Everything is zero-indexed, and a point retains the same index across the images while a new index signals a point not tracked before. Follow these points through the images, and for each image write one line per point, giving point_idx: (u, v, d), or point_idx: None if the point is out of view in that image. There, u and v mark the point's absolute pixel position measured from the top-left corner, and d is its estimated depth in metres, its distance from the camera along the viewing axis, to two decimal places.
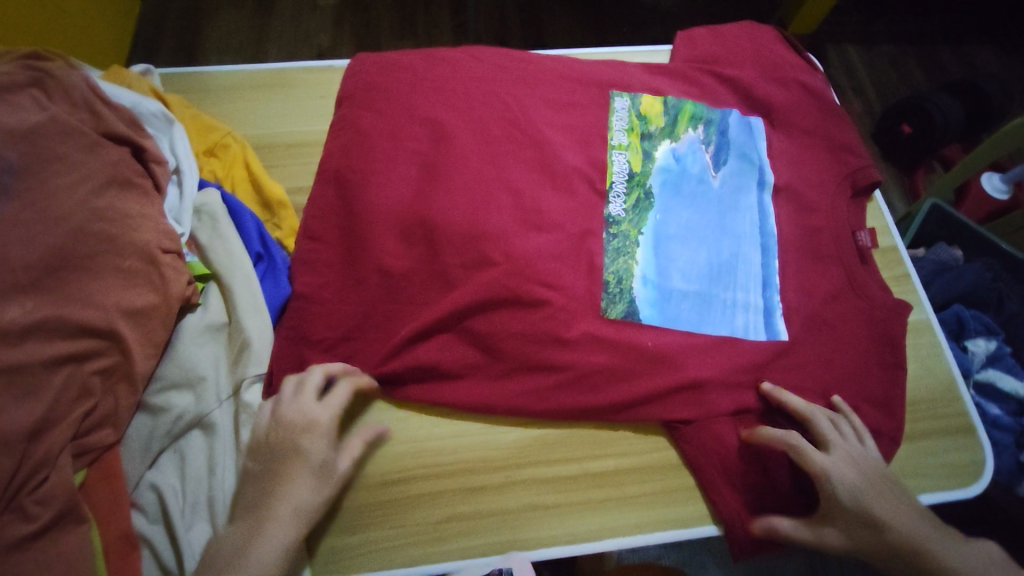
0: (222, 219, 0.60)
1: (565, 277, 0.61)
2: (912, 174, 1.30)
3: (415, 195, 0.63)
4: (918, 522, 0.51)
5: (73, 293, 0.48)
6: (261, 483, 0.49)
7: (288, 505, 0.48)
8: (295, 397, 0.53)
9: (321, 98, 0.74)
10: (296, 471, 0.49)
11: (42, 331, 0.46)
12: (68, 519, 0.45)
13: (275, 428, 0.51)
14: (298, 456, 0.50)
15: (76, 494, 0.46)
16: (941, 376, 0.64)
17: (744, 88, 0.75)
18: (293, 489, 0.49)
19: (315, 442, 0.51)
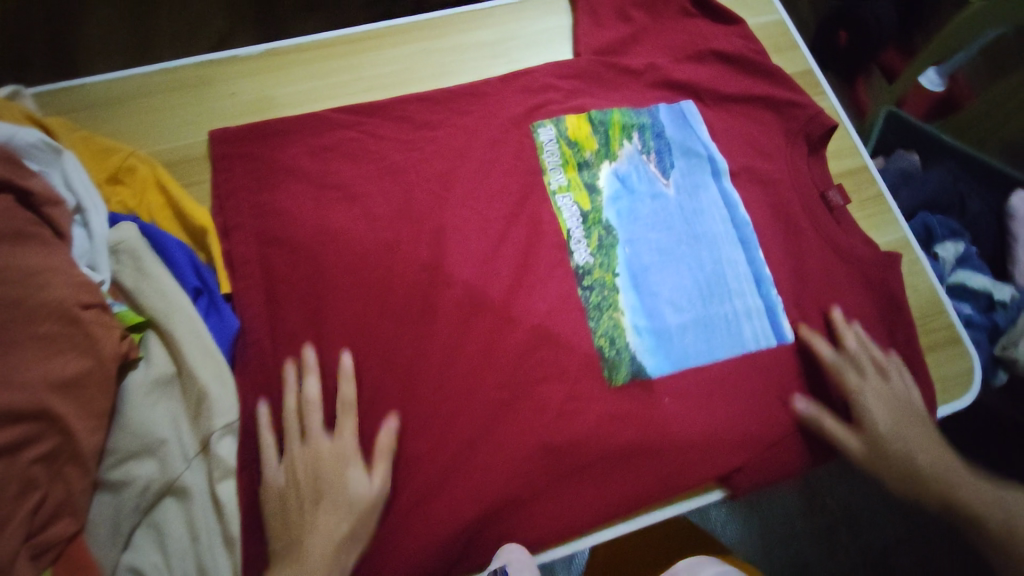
0: (146, 257, 0.53)
1: (537, 265, 0.59)
2: (852, 83, 1.30)
3: (364, 208, 0.59)
4: (932, 453, 0.54)
5: None
6: (289, 521, 0.49)
7: (322, 545, 0.47)
8: (317, 439, 0.51)
9: (234, 95, 0.65)
10: (324, 509, 0.49)
11: None
12: None
13: (299, 470, 0.50)
14: (330, 492, 0.49)
15: None
16: (925, 291, 0.64)
17: (692, 24, 0.70)
18: (322, 531, 0.48)
19: (347, 476, 0.50)
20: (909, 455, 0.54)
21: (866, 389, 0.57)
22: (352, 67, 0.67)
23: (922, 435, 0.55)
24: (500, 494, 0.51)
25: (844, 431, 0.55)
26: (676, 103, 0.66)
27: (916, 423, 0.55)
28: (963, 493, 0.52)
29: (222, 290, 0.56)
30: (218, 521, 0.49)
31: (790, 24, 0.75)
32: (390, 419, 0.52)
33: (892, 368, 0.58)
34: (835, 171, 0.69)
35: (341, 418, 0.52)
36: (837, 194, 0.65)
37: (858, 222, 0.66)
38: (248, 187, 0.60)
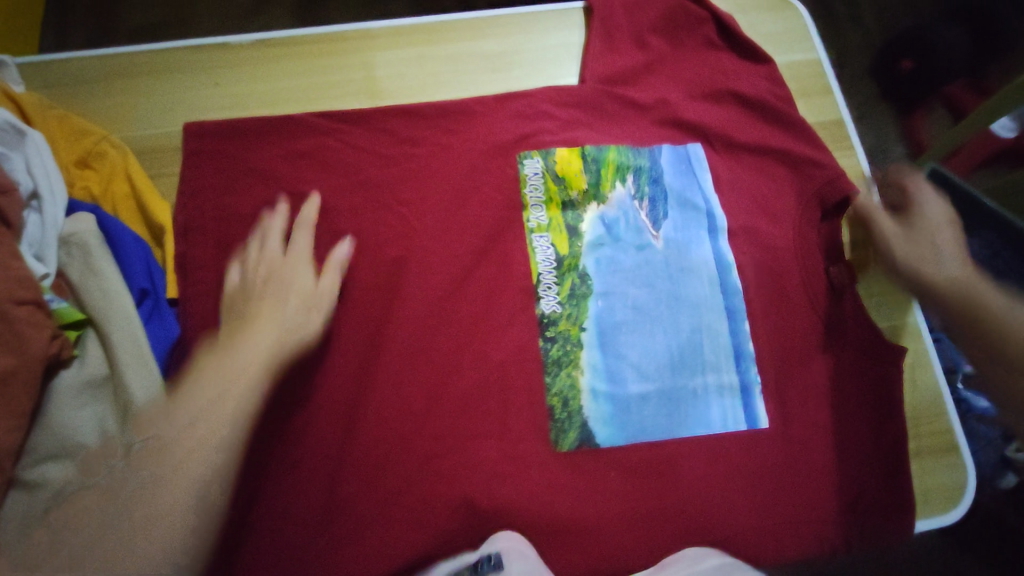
0: (96, 252, 0.51)
1: (500, 309, 0.55)
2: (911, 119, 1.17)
3: (329, 224, 0.57)
4: (971, 279, 0.51)
5: None
6: (230, 332, 0.49)
7: (261, 340, 0.48)
8: (274, 240, 0.54)
9: (215, 85, 0.62)
10: (270, 299, 0.51)
11: None
12: None
13: (258, 267, 0.53)
14: (282, 286, 0.52)
15: None
16: (929, 390, 0.57)
17: (716, 58, 0.64)
18: (262, 329, 0.49)
19: (295, 274, 0.53)
20: (939, 277, 0.51)
21: (895, 230, 0.55)
22: (341, 68, 0.64)
23: (955, 251, 0.52)
24: (416, 551, 0.48)
25: (887, 227, 0.55)
26: (683, 146, 0.61)
27: (948, 238, 0.53)
28: (984, 299, 0.49)
29: (168, 295, 0.55)
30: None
31: (828, 67, 0.67)
32: (344, 243, 0.55)
33: (926, 195, 0.55)
34: (847, 239, 0.62)
35: (298, 233, 0.54)
36: (843, 272, 0.58)
37: (865, 302, 0.60)
38: (214, 186, 0.57)
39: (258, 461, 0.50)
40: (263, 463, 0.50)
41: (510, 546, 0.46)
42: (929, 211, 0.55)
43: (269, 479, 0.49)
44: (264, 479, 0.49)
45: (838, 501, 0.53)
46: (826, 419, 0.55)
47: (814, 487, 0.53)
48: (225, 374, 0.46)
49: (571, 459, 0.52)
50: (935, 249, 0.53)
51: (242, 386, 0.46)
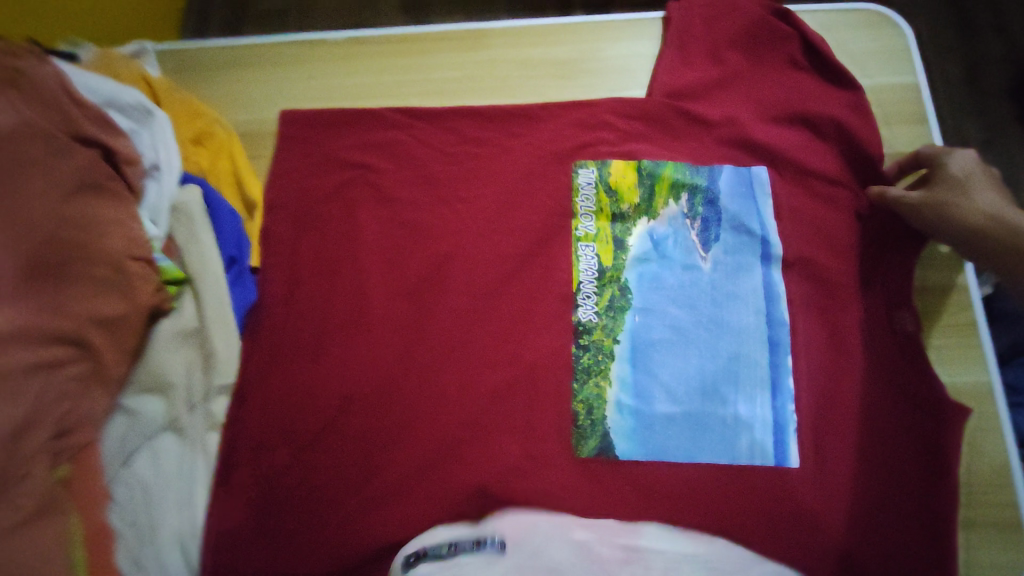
0: (199, 219, 0.59)
1: (539, 311, 0.58)
2: None
3: (393, 213, 0.61)
4: (1001, 206, 0.50)
5: (51, 300, 0.49)
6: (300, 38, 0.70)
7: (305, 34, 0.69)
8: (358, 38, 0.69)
9: (310, 78, 0.69)
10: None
11: (22, 336, 0.46)
12: (51, 512, 0.46)
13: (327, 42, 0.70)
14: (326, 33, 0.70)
15: (54, 491, 0.46)
16: (989, 456, 0.53)
17: (796, 79, 0.61)
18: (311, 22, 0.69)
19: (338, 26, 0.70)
20: (975, 215, 0.50)
21: (924, 195, 0.52)
22: (421, 66, 0.68)
23: (982, 184, 0.51)
24: (431, 523, 0.53)
25: (916, 200, 0.53)
26: (746, 169, 0.59)
27: (975, 173, 0.52)
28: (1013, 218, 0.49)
29: (250, 263, 0.61)
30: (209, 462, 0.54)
31: (927, 92, 0.62)
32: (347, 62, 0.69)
33: (948, 151, 0.53)
34: (918, 281, 0.57)
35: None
36: (909, 319, 0.54)
37: (929, 352, 0.55)
38: (298, 169, 0.64)
39: (305, 418, 0.56)
40: (309, 422, 0.56)
41: (535, 523, 0.51)
42: (958, 169, 0.52)
43: (314, 438, 0.56)
44: (310, 435, 0.56)
45: (864, 556, 0.50)
46: (864, 470, 0.52)
47: (842, 539, 0.51)
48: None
49: (587, 465, 0.54)
50: (961, 199, 0.51)
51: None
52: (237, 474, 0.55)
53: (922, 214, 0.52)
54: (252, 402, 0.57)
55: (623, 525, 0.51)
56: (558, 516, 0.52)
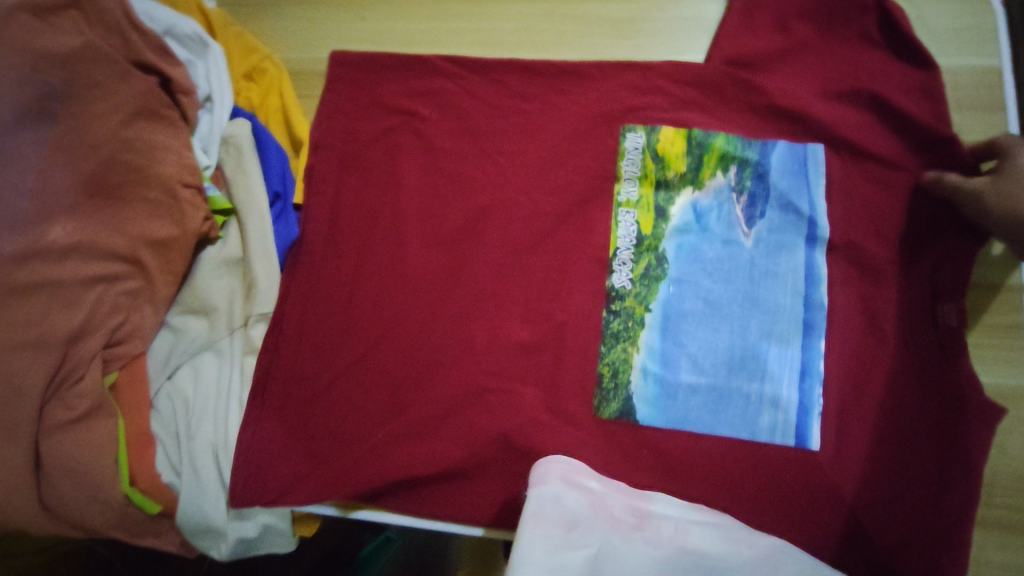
0: (247, 152, 0.60)
1: (573, 273, 0.58)
2: None
3: (435, 163, 0.62)
4: None
5: (109, 218, 0.51)
6: None
7: None
8: None
9: (363, 20, 0.68)
10: None
11: (81, 250, 0.50)
12: (100, 412, 0.50)
13: None
14: None
15: (104, 395, 0.50)
16: (1015, 459, 0.52)
17: (866, 55, 0.58)
18: None
19: None
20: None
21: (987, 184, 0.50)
22: (474, 15, 0.66)
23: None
24: (450, 465, 0.54)
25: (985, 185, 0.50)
26: (801, 145, 0.57)
27: None
28: None
29: (295, 200, 0.62)
30: (246, 386, 0.57)
31: (1009, 78, 0.58)
32: None
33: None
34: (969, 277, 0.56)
35: None
36: (953, 313, 0.52)
37: (970, 350, 0.54)
38: (345, 110, 0.64)
39: (334, 353, 0.58)
40: (338, 357, 0.58)
41: (545, 471, 0.48)
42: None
43: (341, 373, 0.57)
44: (337, 370, 0.57)
45: (873, 543, 0.51)
46: (887, 460, 0.52)
47: (856, 523, 0.51)
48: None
49: (606, 426, 0.55)
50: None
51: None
52: (271, 401, 0.57)
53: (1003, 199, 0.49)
54: (286, 336, 0.58)
55: (631, 491, 0.51)
56: (567, 468, 0.49)
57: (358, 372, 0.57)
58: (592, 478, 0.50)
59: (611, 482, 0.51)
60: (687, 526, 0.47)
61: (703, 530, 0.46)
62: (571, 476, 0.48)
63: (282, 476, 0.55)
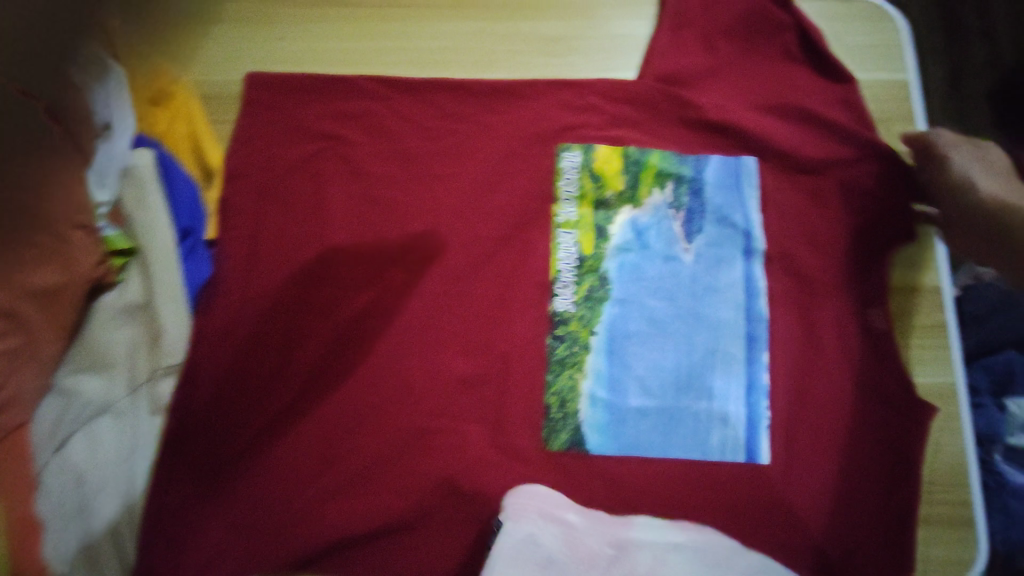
0: (152, 185, 0.53)
1: (514, 300, 0.55)
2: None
3: (363, 190, 0.58)
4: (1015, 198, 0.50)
5: None
6: None
7: None
8: None
9: (278, 39, 0.63)
10: None
11: None
12: None
13: None
14: None
15: None
16: (947, 457, 0.54)
17: (787, 70, 0.60)
18: None
19: None
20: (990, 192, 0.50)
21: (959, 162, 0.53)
22: (399, 33, 0.63)
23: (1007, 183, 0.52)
24: (392, 516, 0.50)
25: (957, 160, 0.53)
26: (734, 159, 0.58)
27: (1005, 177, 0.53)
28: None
29: (206, 236, 0.56)
30: (157, 443, 0.51)
31: (917, 90, 0.61)
32: None
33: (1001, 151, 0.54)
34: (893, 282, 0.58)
35: None
36: (880, 317, 0.55)
37: (900, 352, 0.56)
38: (263, 136, 0.59)
39: (258, 403, 0.53)
40: (263, 407, 0.52)
41: (523, 508, 0.48)
42: (1001, 166, 0.53)
43: (267, 426, 0.52)
44: (262, 423, 0.52)
45: (828, 553, 0.51)
46: (833, 468, 0.52)
47: (807, 536, 0.51)
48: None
49: (557, 458, 0.52)
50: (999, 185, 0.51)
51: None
52: (183, 464, 0.51)
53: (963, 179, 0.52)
54: (203, 388, 0.53)
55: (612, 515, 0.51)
56: (545, 502, 0.49)
57: (287, 421, 0.52)
58: (571, 508, 0.49)
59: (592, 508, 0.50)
60: (665, 554, 0.48)
61: (676, 563, 0.47)
62: (550, 511, 0.49)
63: (202, 548, 0.50)
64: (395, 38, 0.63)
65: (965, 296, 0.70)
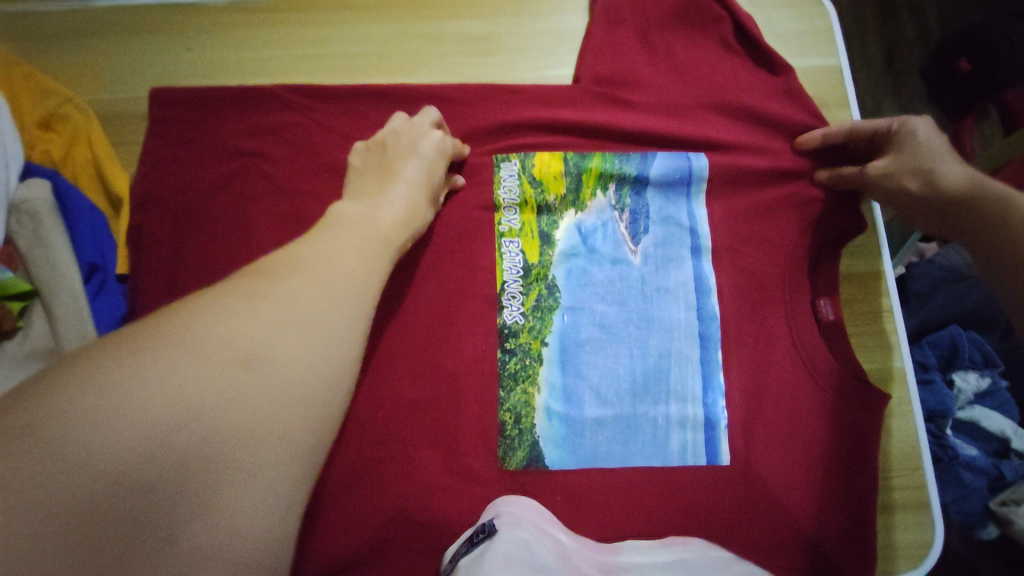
0: (47, 220, 0.49)
1: (460, 316, 0.53)
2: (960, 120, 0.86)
3: (291, 209, 0.54)
4: (955, 174, 0.49)
5: None
6: None
7: None
8: None
9: (189, 50, 0.59)
10: None
11: None
12: None
13: None
14: None
15: None
16: (901, 440, 0.54)
17: (724, 61, 0.59)
18: None
19: None
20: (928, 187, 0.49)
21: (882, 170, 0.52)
22: (320, 39, 0.59)
23: (941, 160, 0.50)
24: (343, 554, 0.47)
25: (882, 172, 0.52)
26: (678, 156, 0.56)
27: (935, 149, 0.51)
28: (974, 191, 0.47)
29: (118, 269, 0.53)
30: None
31: (849, 75, 0.62)
32: None
33: (918, 119, 0.52)
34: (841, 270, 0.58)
35: None
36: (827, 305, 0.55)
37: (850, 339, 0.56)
38: (176, 156, 0.55)
39: None
40: None
41: (515, 513, 0.45)
42: (924, 137, 0.51)
43: None
44: None
45: (795, 549, 0.50)
46: (794, 463, 0.52)
47: (775, 533, 0.50)
48: (282, 346, 0.34)
49: (515, 477, 0.50)
50: (926, 171, 0.50)
51: (328, 309, 0.38)
52: None
53: (896, 187, 0.51)
54: None
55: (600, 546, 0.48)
56: (536, 514, 0.46)
57: None
58: (561, 528, 0.47)
59: (579, 537, 0.48)
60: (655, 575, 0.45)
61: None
62: (541, 523, 0.45)
63: None
64: (317, 45, 0.59)
65: (908, 275, 0.70)
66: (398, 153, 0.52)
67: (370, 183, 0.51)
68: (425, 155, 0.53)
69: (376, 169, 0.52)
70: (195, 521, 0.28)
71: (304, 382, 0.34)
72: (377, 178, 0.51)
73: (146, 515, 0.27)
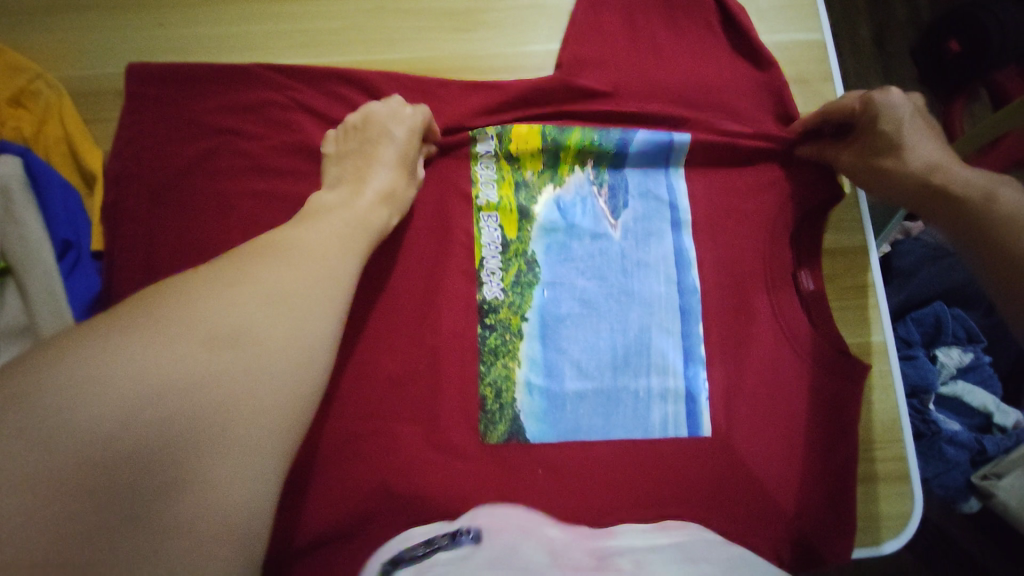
0: (16, 197, 0.49)
1: (439, 292, 0.53)
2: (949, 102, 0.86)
3: (269, 185, 0.54)
4: (926, 154, 0.49)
5: None
6: None
7: None
8: None
9: (162, 27, 0.58)
10: None
11: None
12: None
13: None
14: None
15: None
16: (881, 412, 0.55)
17: (704, 37, 0.59)
18: None
19: None
20: (899, 168, 0.49)
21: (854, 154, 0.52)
22: (296, 16, 0.59)
23: (915, 137, 0.49)
24: (323, 528, 0.47)
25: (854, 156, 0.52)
26: (658, 130, 0.56)
27: (909, 126, 0.50)
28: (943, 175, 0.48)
29: (93, 246, 0.53)
30: None
31: (832, 50, 0.61)
32: None
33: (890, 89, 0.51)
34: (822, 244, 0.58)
35: None
36: (807, 278, 0.55)
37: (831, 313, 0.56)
38: (152, 133, 0.54)
39: None
40: None
41: (498, 516, 0.44)
42: (898, 113, 0.50)
43: None
44: None
45: (774, 520, 0.50)
46: (774, 435, 0.52)
47: (755, 505, 0.50)
48: (264, 321, 0.34)
49: (495, 451, 0.50)
50: (901, 145, 0.50)
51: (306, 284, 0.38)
52: None
53: (869, 168, 0.51)
54: None
55: (594, 534, 0.46)
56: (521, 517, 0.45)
57: None
58: (549, 526, 0.45)
59: (571, 530, 0.46)
60: (646, 555, 0.41)
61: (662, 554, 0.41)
62: (527, 525, 0.44)
63: None
64: (294, 22, 0.58)
65: (894, 252, 0.71)
66: (374, 135, 0.52)
67: (349, 170, 0.51)
68: (401, 139, 0.51)
69: (354, 151, 0.52)
70: (180, 486, 0.28)
71: (288, 353, 0.34)
72: (355, 162, 0.51)
73: (135, 484, 0.27)
